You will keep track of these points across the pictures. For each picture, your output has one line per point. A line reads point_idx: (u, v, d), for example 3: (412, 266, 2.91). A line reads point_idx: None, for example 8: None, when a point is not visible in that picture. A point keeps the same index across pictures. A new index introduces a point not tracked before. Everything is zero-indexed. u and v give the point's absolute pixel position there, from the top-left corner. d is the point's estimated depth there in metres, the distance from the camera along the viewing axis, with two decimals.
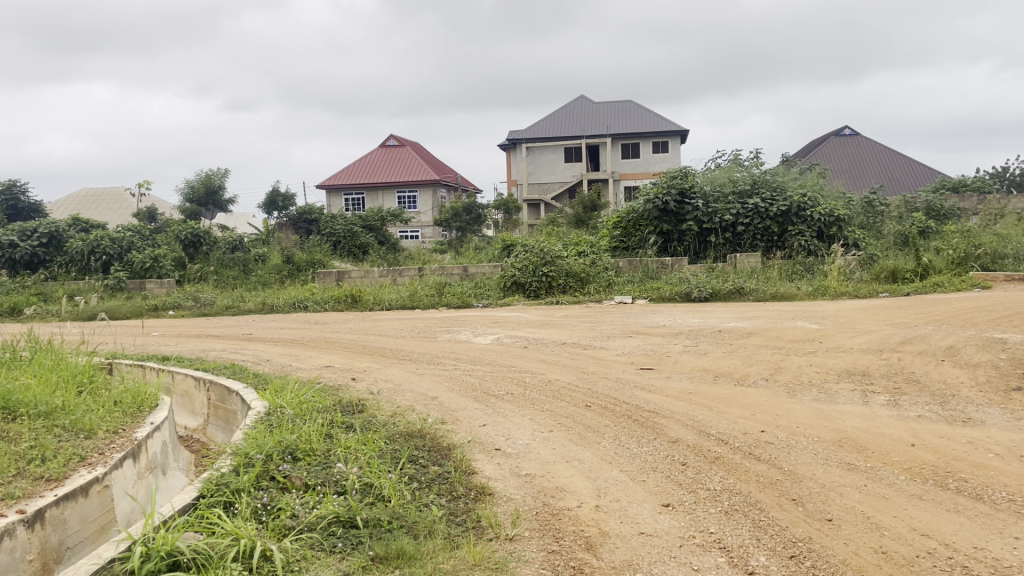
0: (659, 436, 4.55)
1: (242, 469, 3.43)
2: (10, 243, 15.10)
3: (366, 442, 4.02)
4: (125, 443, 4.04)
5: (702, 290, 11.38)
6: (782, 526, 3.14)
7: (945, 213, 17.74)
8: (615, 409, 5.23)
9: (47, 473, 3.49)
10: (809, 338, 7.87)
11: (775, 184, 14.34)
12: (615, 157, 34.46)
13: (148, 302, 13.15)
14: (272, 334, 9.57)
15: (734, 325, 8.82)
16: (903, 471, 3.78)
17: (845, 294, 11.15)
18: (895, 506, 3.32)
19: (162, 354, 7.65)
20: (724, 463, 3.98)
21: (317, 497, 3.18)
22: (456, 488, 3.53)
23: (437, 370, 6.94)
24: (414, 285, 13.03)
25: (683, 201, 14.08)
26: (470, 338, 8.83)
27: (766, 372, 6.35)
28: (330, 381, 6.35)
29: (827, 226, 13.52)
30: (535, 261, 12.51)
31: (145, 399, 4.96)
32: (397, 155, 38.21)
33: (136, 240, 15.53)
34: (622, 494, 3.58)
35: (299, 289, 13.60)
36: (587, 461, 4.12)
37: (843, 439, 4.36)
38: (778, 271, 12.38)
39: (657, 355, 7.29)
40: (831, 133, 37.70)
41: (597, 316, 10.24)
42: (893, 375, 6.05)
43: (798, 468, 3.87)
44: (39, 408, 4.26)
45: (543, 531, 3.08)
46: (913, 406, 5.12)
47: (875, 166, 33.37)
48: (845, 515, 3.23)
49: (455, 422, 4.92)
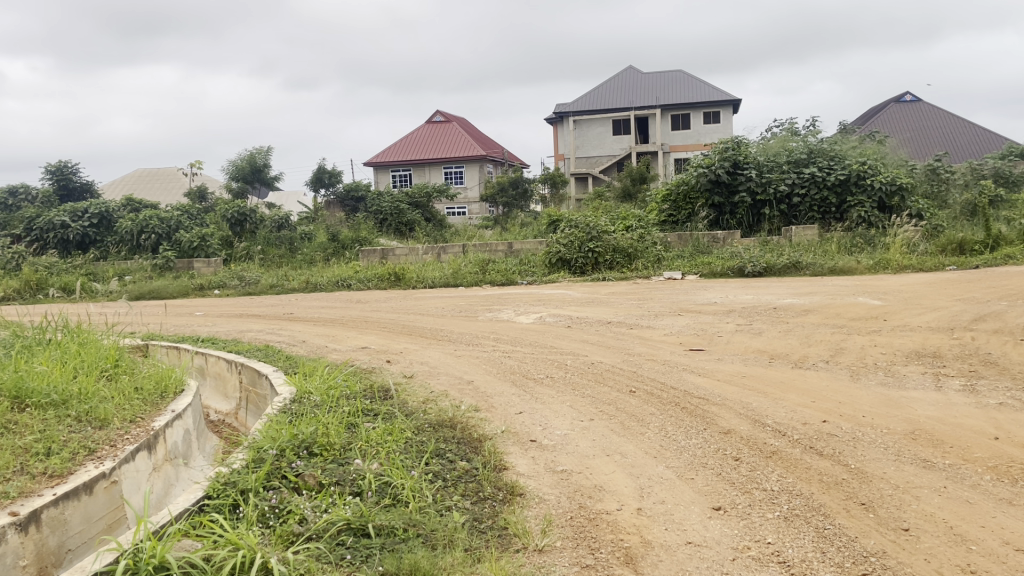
0: (709, 426, 4.17)
1: (252, 467, 3.18)
2: (62, 223, 15.28)
3: (390, 433, 3.74)
4: (140, 433, 3.85)
5: (756, 264, 10.86)
6: (849, 537, 2.76)
7: (1014, 180, 16.72)
8: (661, 395, 4.86)
9: (49, 469, 3.29)
10: (872, 315, 7.34)
11: (833, 153, 13.63)
12: (664, 128, 33.60)
13: (195, 281, 13.12)
14: (314, 313, 9.40)
15: (791, 301, 8.31)
16: (988, 471, 3.34)
17: (909, 268, 10.50)
18: (981, 513, 2.90)
19: (198, 335, 7.53)
20: (781, 458, 3.60)
21: (329, 499, 2.90)
22: (483, 488, 3.22)
23: (475, 351, 6.64)
24: (457, 263, 12.70)
25: (736, 172, 13.54)
26: (512, 316, 8.52)
27: (827, 353, 5.89)
28: (364, 364, 6.11)
29: (888, 196, 12.81)
30: (581, 237, 12.12)
31: (169, 384, 4.77)
32: (443, 131, 37.88)
33: (183, 220, 15.51)
34: (668, 494, 3.23)
35: (344, 267, 13.41)
36: (629, 454, 3.77)
37: (917, 431, 3.92)
38: (837, 244, 11.76)
39: (707, 335, 6.87)
40: (889, 99, 36.11)
41: (644, 293, 9.81)
42: (967, 357, 5.54)
43: (866, 465, 3.46)
44: (52, 397, 4.06)
45: (577, 541, 2.76)
46: (992, 392, 4.63)
47: (937, 132, 31.91)
48: (924, 524, 2.82)
49: (490, 409, 4.62)
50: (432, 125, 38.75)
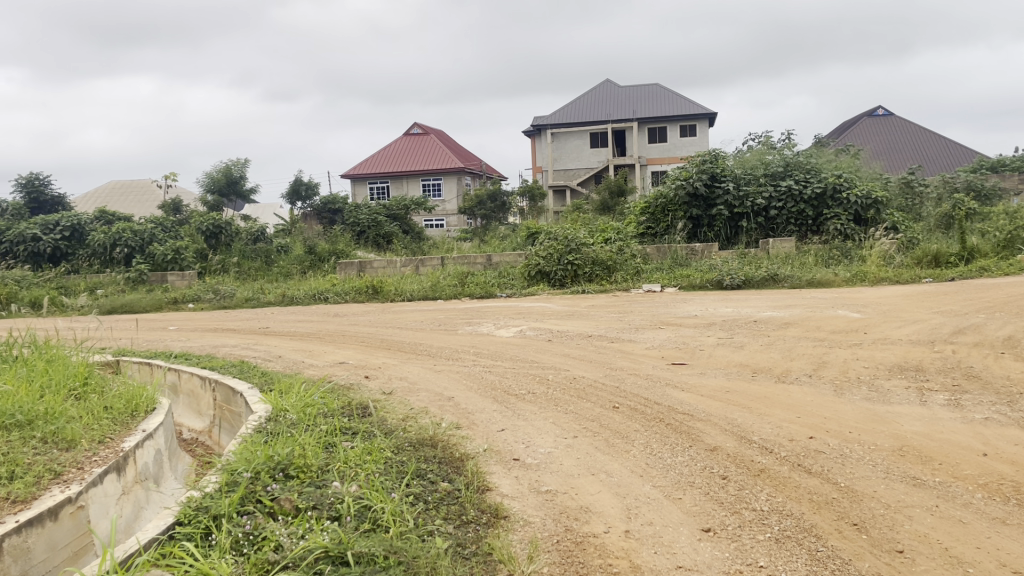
0: (695, 443, 4.10)
1: (225, 490, 3.05)
2: (32, 236, 14.99)
3: (369, 453, 3.64)
4: (109, 455, 3.71)
5: (734, 277, 10.84)
6: (844, 560, 2.69)
7: (986, 193, 16.95)
8: (645, 410, 4.78)
9: (13, 494, 3.15)
10: (852, 328, 7.33)
11: (810, 166, 13.71)
12: (641, 141, 33.76)
13: (168, 295, 12.89)
14: (290, 327, 9.24)
15: (771, 314, 8.30)
16: (979, 489, 3.30)
17: (886, 280, 10.55)
18: (976, 534, 2.85)
19: (170, 350, 7.35)
20: (769, 476, 3.53)
21: (306, 525, 2.78)
22: (466, 511, 3.12)
23: (455, 366, 6.53)
24: (436, 276, 12.60)
25: (713, 184, 13.53)
26: (491, 330, 8.42)
27: (810, 367, 5.85)
28: (341, 380, 5.97)
29: (864, 209, 12.90)
30: (560, 250, 12.06)
31: (140, 402, 4.61)
32: (421, 143, 37.80)
33: (157, 232, 15.26)
34: (655, 516, 3.15)
35: (321, 281, 13.23)
36: (615, 473, 3.69)
37: (905, 447, 3.88)
38: (814, 256, 11.80)
39: (689, 348, 6.82)
40: (863, 113, 36.57)
41: (624, 305, 9.77)
42: (950, 370, 5.53)
43: (856, 483, 3.40)
44: (17, 417, 3.90)
45: (564, 567, 2.67)
46: (978, 407, 4.61)
47: (910, 146, 32.30)
48: (917, 545, 2.77)
49: (471, 427, 4.51)
50: (410, 137, 38.63)
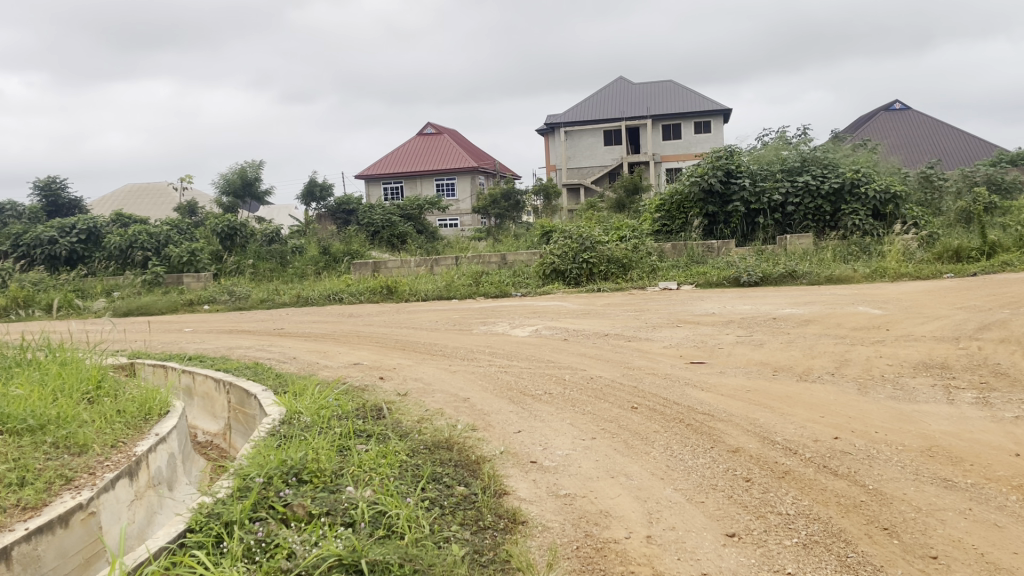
0: (717, 444, 4.00)
1: (237, 496, 2.99)
2: (49, 238, 15.07)
3: (384, 457, 3.57)
4: (121, 459, 3.66)
5: (752, 274, 10.72)
6: (875, 566, 2.59)
7: (1006, 187, 16.69)
8: (664, 411, 4.68)
9: (23, 501, 3.10)
10: (874, 325, 7.19)
11: (827, 161, 13.54)
12: (656, 138, 33.55)
13: (184, 296, 12.91)
14: (305, 328, 9.20)
15: (790, 311, 8.17)
16: (1013, 491, 3.18)
17: (906, 275, 10.38)
18: (1012, 538, 2.74)
19: (184, 352, 7.33)
20: (795, 479, 3.43)
21: (319, 531, 2.71)
22: (483, 516, 3.04)
23: (470, 366, 6.45)
24: (451, 275, 12.54)
25: (729, 181, 13.39)
26: (507, 330, 8.34)
27: (832, 365, 5.73)
28: (356, 381, 5.92)
29: (882, 204, 12.70)
30: (575, 248, 11.97)
31: (153, 406, 4.56)
32: (434, 143, 37.79)
33: (173, 235, 15.31)
34: (678, 520, 3.05)
35: (335, 281, 13.20)
36: (635, 476, 3.60)
37: (933, 448, 3.76)
38: (832, 252, 11.64)
39: (708, 347, 6.71)
40: (878, 108, 36.19)
41: (641, 303, 9.66)
42: (976, 367, 5.40)
43: (884, 485, 3.29)
44: (28, 423, 3.85)
45: None
46: (1006, 405, 4.48)
47: (927, 141, 31.93)
48: (952, 550, 2.66)
49: (487, 429, 4.44)
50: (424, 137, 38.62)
